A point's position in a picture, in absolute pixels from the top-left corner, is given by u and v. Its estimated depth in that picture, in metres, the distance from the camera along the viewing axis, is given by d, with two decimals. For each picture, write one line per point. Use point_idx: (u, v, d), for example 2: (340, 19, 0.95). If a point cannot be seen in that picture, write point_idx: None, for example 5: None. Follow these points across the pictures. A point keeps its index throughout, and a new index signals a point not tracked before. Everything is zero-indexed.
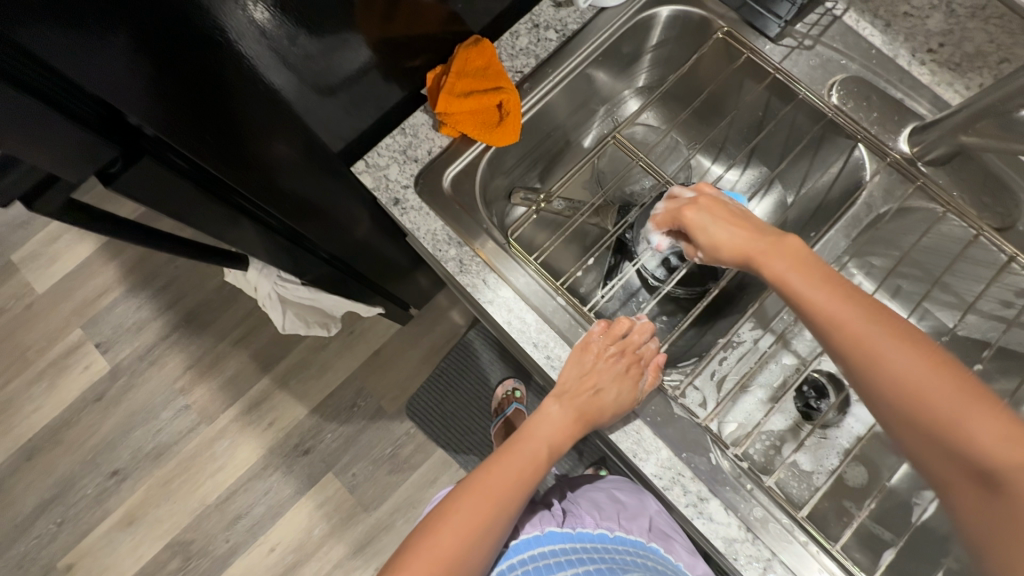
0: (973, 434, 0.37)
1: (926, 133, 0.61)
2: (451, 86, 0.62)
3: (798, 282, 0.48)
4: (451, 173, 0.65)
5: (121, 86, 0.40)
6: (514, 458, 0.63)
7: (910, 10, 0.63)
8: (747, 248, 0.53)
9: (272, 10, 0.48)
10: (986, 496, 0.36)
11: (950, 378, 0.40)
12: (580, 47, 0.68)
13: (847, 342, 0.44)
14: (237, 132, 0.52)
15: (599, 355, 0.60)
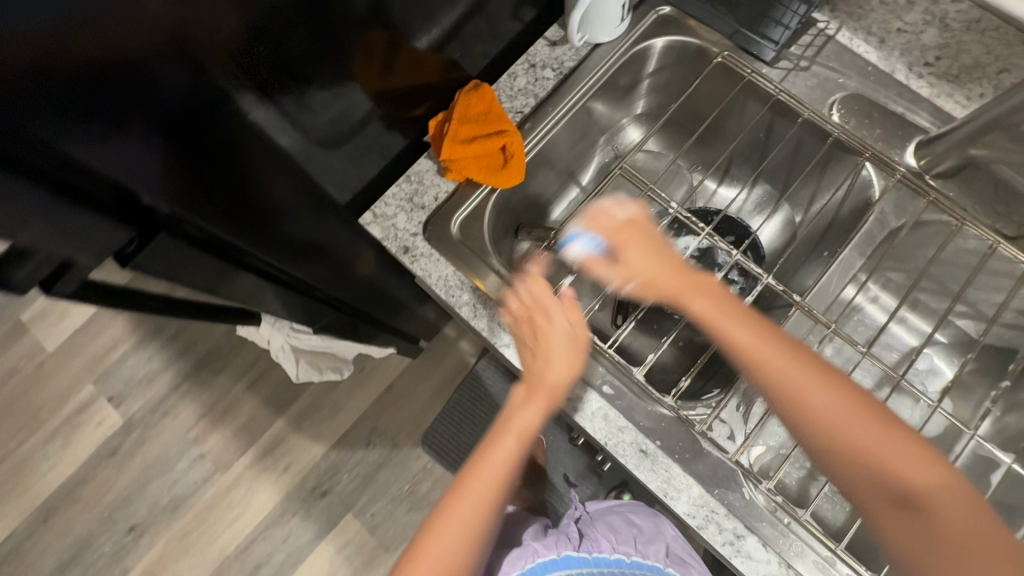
0: (900, 469, 0.40)
1: (933, 147, 0.60)
2: (454, 133, 0.62)
3: (716, 309, 0.47)
4: (459, 217, 0.65)
5: (132, 171, 0.41)
6: (480, 468, 0.50)
7: (903, 26, 0.63)
8: (665, 283, 0.51)
9: (277, 76, 0.49)
10: (909, 522, 0.40)
11: (859, 408, 0.42)
12: (578, 84, 0.69)
13: (762, 375, 0.44)
14: (243, 192, 0.54)
15: (562, 329, 0.53)
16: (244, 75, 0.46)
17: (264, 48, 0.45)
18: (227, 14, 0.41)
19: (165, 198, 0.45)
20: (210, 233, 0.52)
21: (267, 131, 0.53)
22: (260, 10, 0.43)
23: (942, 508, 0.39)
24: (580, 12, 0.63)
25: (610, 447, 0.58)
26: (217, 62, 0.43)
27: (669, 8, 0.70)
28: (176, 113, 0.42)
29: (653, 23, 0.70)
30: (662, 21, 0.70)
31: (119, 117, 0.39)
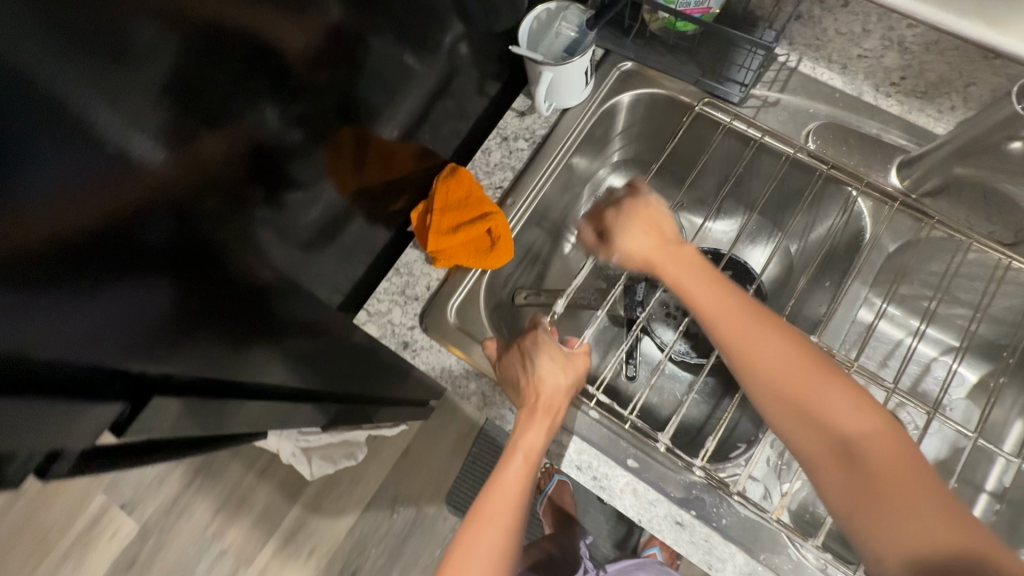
0: (830, 409, 0.44)
1: (915, 167, 0.61)
2: (437, 224, 0.62)
3: (684, 275, 0.55)
4: (454, 305, 0.64)
5: (123, 322, 0.38)
6: (501, 477, 0.56)
7: (862, 52, 0.63)
8: (649, 254, 0.58)
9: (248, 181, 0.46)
10: (841, 467, 0.43)
11: (804, 362, 0.46)
12: (553, 150, 0.69)
13: (718, 328, 0.50)
14: (239, 307, 0.51)
15: (547, 358, 0.56)
16: (230, 201, 0.45)
17: (245, 173, 0.45)
18: (215, 149, 0.41)
19: (158, 338, 0.42)
20: (205, 358, 0.49)
21: (256, 249, 0.51)
22: (240, 138, 0.43)
23: (873, 450, 0.42)
24: (544, 85, 0.63)
25: (644, 522, 0.57)
26: (210, 198, 0.42)
27: (631, 63, 0.70)
28: (173, 250, 0.40)
29: (616, 79, 0.71)
30: (625, 76, 0.71)
31: (113, 270, 0.36)
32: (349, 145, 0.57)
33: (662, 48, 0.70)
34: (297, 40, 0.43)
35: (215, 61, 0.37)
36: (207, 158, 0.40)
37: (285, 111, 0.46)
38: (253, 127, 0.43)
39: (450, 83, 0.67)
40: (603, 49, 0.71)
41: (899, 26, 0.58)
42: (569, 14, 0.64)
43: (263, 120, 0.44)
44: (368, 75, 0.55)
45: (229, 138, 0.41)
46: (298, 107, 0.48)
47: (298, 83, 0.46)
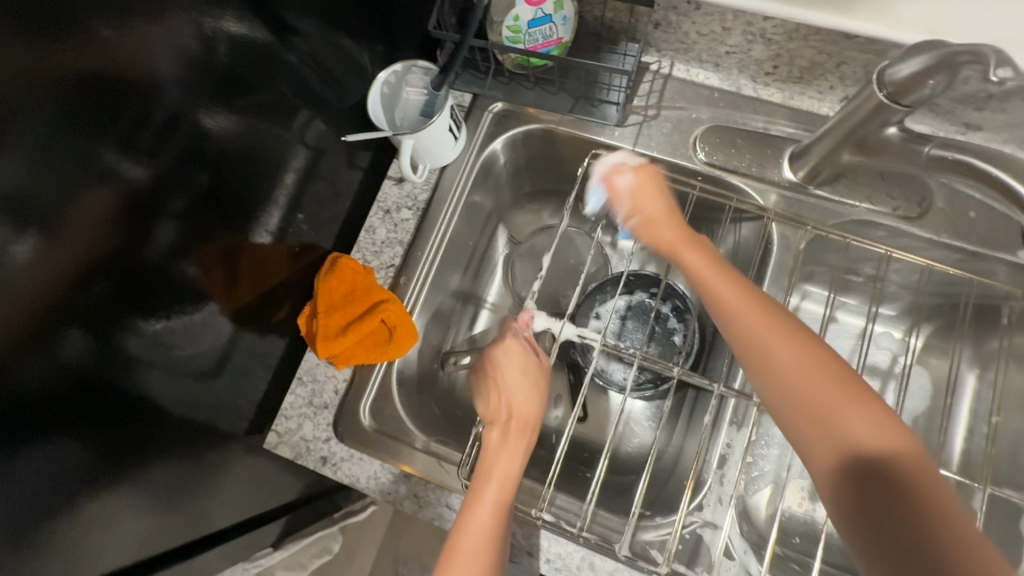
0: (835, 414, 0.38)
1: (804, 159, 0.58)
2: (325, 328, 0.57)
3: (704, 267, 0.49)
4: (366, 406, 0.60)
5: (35, 483, 0.39)
6: (473, 509, 0.49)
7: (729, 49, 0.60)
8: (666, 236, 0.54)
9: (131, 306, 0.44)
10: (871, 492, 0.36)
11: (822, 361, 0.40)
12: (439, 213, 0.65)
13: (738, 338, 0.44)
14: (153, 417, 0.49)
15: (519, 371, 0.59)
16: (101, 331, 0.42)
17: (115, 296, 0.42)
18: (80, 262, 0.39)
19: (50, 497, 0.41)
20: (101, 524, 0.46)
21: (142, 388, 0.47)
22: (110, 252, 0.41)
23: (913, 481, 0.35)
24: (407, 153, 0.59)
25: None
26: (77, 333, 0.40)
27: (501, 103, 0.66)
28: (84, 397, 0.42)
29: (491, 123, 0.67)
30: (499, 119, 0.67)
31: (28, 430, 0.38)
32: (215, 271, 0.52)
33: (529, 81, 0.66)
34: (136, 150, 0.42)
35: (42, 185, 0.36)
36: (49, 279, 0.37)
37: (147, 220, 0.44)
38: (112, 244, 0.41)
39: (314, 167, 0.62)
40: (470, 95, 0.67)
41: (757, 19, 0.55)
42: (414, 78, 0.60)
43: (123, 236, 0.42)
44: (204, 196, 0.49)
45: (94, 252, 0.40)
46: (160, 214, 0.45)
47: (156, 187, 0.44)
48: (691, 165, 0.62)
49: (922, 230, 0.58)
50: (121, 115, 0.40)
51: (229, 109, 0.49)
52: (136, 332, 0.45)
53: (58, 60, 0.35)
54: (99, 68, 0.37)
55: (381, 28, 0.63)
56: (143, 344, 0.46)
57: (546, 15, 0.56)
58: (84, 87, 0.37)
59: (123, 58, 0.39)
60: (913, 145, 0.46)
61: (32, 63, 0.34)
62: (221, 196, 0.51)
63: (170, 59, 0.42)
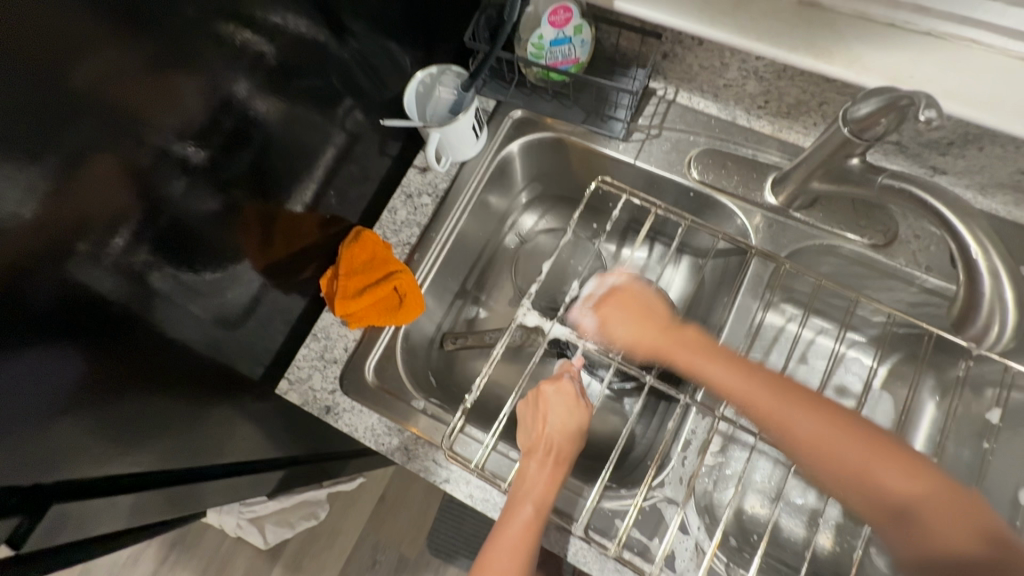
0: (875, 480, 0.43)
1: (784, 184, 0.65)
2: (343, 289, 0.64)
3: (700, 360, 0.53)
4: (371, 363, 0.66)
5: (82, 375, 0.46)
6: (519, 487, 0.55)
7: (727, 82, 0.68)
8: (649, 343, 0.58)
9: (175, 246, 0.51)
10: (905, 538, 0.41)
11: (833, 420, 0.46)
12: (455, 202, 0.72)
13: (752, 408, 0.49)
14: (179, 345, 0.56)
15: (563, 403, 0.60)
16: (125, 265, 0.47)
17: (164, 232, 0.49)
18: (143, 200, 0.46)
19: (50, 409, 0.44)
20: (100, 439, 0.51)
21: (175, 318, 0.54)
22: (165, 199, 0.48)
23: (926, 507, 0.41)
24: (433, 144, 0.67)
25: (571, 556, 0.57)
26: (132, 258, 0.47)
27: (521, 111, 0.74)
28: (127, 312, 0.48)
29: (510, 128, 0.75)
30: (518, 124, 0.75)
31: (87, 327, 0.45)
32: (253, 227, 0.60)
33: (547, 94, 0.74)
34: (202, 117, 0.49)
35: (115, 133, 0.42)
36: (121, 205, 0.45)
37: (184, 175, 0.49)
38: (170, 191, 0.49)
39: (350, 150, 0.70)
40: (494, 101, 0.75)
41: (750, 58, 0.62)
42: (447, 80, 0.68)
43: (160, 186, 0.47)
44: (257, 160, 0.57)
45: (153, 196, 0.47)
46: (198, 170, 0.51)
47: (198, 150, 0.50)
48: (684, 181, 0.70)
49: (887, 258, 0.64)
50: (190, 89, 0.47)
51: (286, 88, 0.57)
52: (177, 267, 0.52)
53: (150, 31, 0.42)
54: (191, 49, 0.46)
55: (422, 37, 0.71)
56: (183, 279, 0.53)
57: (567, 37, 0.62)
58: (176, 64, 0.45)
59: (200, 37, 0.46)
60: (870, 175, 0.53)
61: (132, 34, 0.41)
62: (269, 165, 0.59)
63: (242, 41, 0.50)
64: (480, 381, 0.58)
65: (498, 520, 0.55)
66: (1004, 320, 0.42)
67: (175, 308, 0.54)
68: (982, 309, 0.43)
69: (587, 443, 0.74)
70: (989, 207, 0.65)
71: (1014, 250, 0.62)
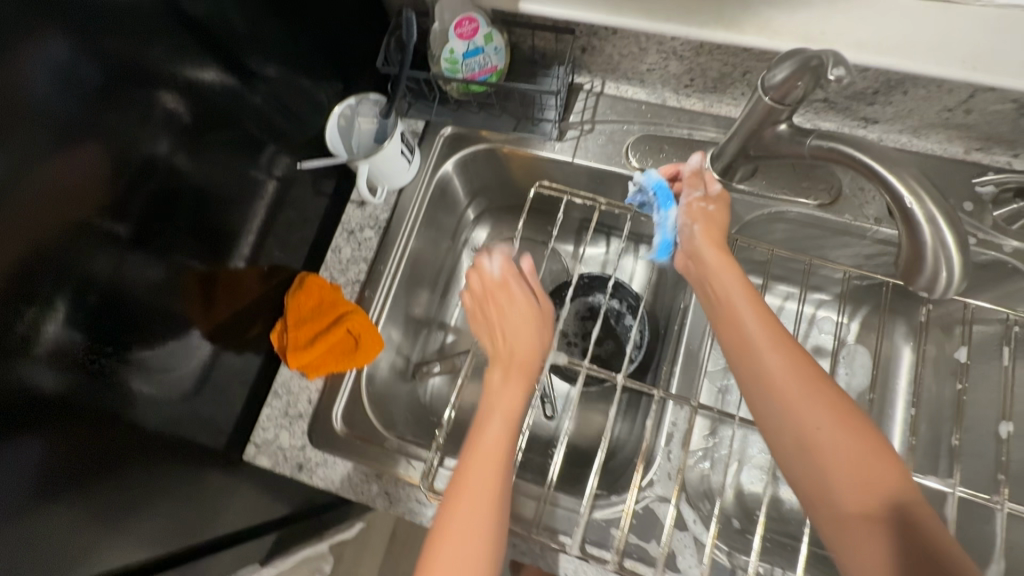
0: (818, 430, 0.44)
1: (721, 160, 0.64)
2: (295, 341, 0.62)
3: (739, 309, 0.51)
4: (338, 411, 0.64)
5: (44, 468, 0.42)
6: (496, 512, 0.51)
7: (649, 66, 0.67)
8: (710, 266, 0.55)
9: (118, 320, 0.48)
10: (861, 522, 0.41)
11: (841, 408, 0.45)
12: (399, 230, 0.70)
13: (769, 389, 0.47)
14: (141, 421, 0.52)
15: (518, 309, 0.58)
16: (60, 354, 0.42)
17: (106, 309, 0.46)
18: (79, 278, 0.43)
19: (12, 512, 0.39)
20: (79, 538, 0.46)
21: (133, 393, 0.51)
22: (104, 273, 0.45)
23: (890, 498, 0.41)
24: (364, 177, 0.65)
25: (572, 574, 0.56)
26: (78, 340, 0.44)
27: (451, 128, 0.72)
28: (81, 396, 0.45)
29: (443, 146, 0.73)
30: (451, 141, 0.73)
31: (44, 414, 0.41)
32: (194, 291, 0.57)
33: (474, 106, 0.72)
34: (130, 184, 0.47)
35: (36, 213, 0.39)
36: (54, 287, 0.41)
37: (106, 251, 0.45)
38: (105, 263, 0.45)
39: (281, 196, 0.67)
40: (423, 121, 0.73)
41: (666, 39, 0.62)
42: (364, 110, 0.66)
43: (82, 267, 0.43)
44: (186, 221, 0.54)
45: (90, 272, 0.44)
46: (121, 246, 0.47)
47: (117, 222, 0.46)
48: (625, 171, 0.69)
49: (836, 216, 0.64)
50: (108, 154, 0.44)
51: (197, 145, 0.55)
52: (126, 342, 0.49)
53: (49, 104, 0.39)
54: (99, 115, 0.43)
55: (335, 70, 0.69)
56: (132, 355, 0.50)
57: (478, 47, 0.61)
58: (88, 131, 0.42)
59: (99, 106, 0.43)
60: (800, 138, 0.52)
61: (28, 107, 0.38)
62: (203, 223, 0.56)
63: (141, 102, 0.46)
64: (450, 411, 0.56)
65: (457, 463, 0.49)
66: (950, 264, 0.42)
67: (129, 384, 0.50)
68: (927, 260, 0.42)
69: (576, 451, 0.72)
70: (925, 147, 0.65)
71: (957, 187, 0.62)
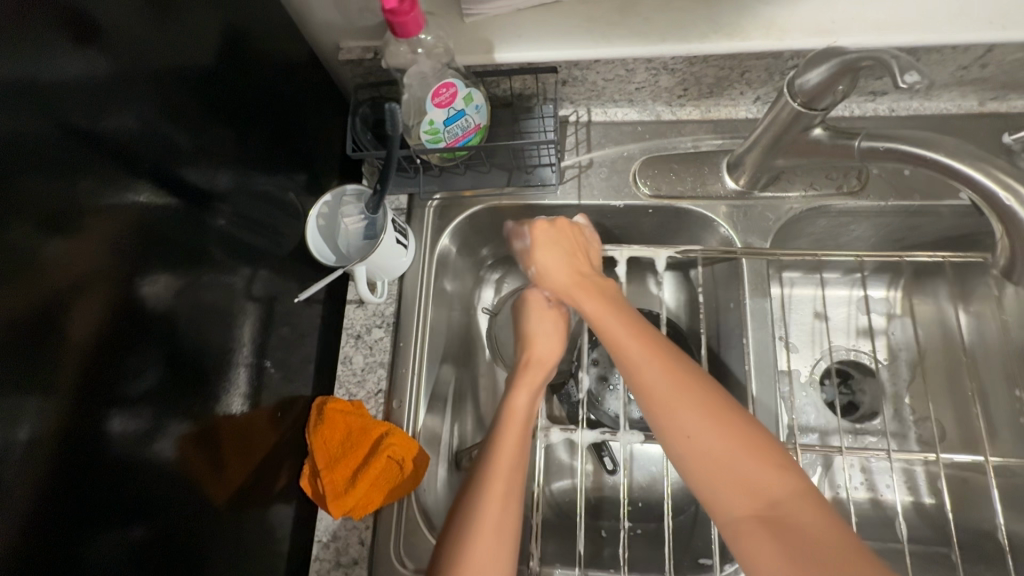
0: (696, 440, 0.44)
1: (741, 169, 0.59)
2: (332, 484, 0.55)
3: (609, 318, 0.53)
4: (398, 547, 0.56)
5: None
6: None
7: (638, 86, 0.62)
8: (569, 291, 0.57)
9: (144, 499, 0.40)
10: (761, 533, 0.39)
11: (710, 400, 0.45)
12: (410, 323, 0.64)
13: (648, 397, 0.47)
14: None
15: (523, 388, 0.57)
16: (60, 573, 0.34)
17: (123, 495, 0.38)
18: (81, 472, 0.35)
19: None
20: None
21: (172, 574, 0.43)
22: (111, 455, 0.37)
23: (793, 506, 0.40)
24: (363, 278, 0.58)
25: None
26: (94, 542, 0.36)
27: (439, 195, 0.66)
28: None
29: (434, 217, 0.66)
30: (441, 210, 0.66)
31: None
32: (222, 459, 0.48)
33: (458, 167, 0.65)
34: (127, 335, 0.39)
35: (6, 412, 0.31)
36: (49, 493, 0.33)
37: (114, 430, 0.37)
38: (111, 444, 0.37)
39: None
40: (406, 195, 0.66)
41: (656, 56, 0.56)
42: (348, 207, 0.60)
43: (21, 481, 0.32)
44: (196, 373, 0.45)
45: (95, 459, 0.36)
46: (78, 436, 0.35)
47: (76, 405, 0.35)
48: (638, 201, 0.63)
49: (870, 200, 0.60)
50: (92, 314, 0.36)
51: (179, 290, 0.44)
52: (157, 520, 0.41)
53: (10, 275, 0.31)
54: (72, 271, 0.35)
55: (298, 165, 0.61)
56: (165, 535, 0.42)
57: (460, 110, 0.54)
58: (60, 295, 0.34)
59: (26, 268, 0.32)
60: (841, 141, 0.47)
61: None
62: (213, 365, 0.48)
63: (88, 250, 0.36)
64: None
65: (463, 539, 0.46)
66: None
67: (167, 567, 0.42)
68: None
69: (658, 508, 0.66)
70: (940, 108, 0.61)
71: (984, 144, 0.59)
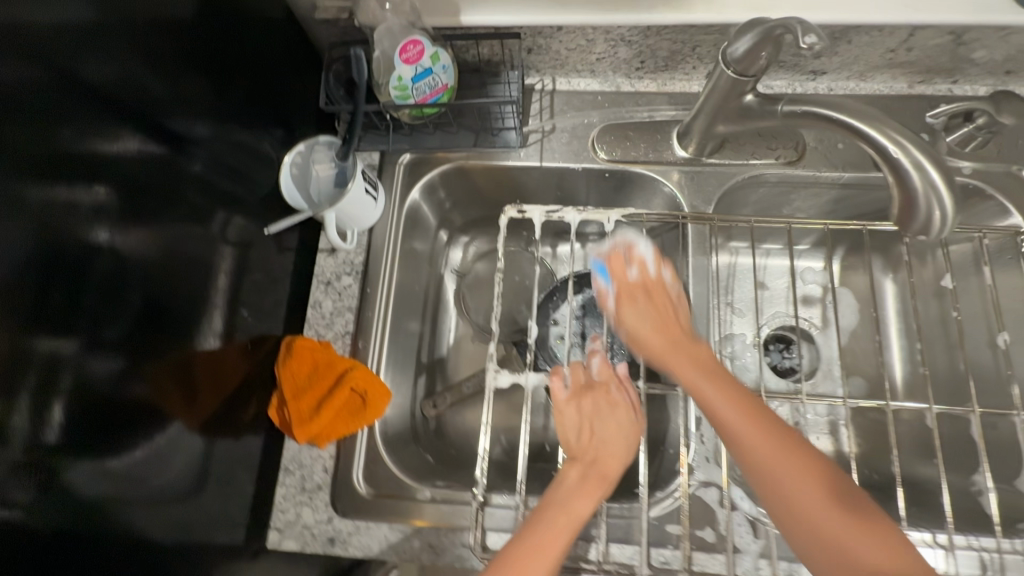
0: (791, 488, 0.43)
1: (689, 137, 0.64)
2: (299, 413, 0.60)
3: (697, 391, 0.50)
4: (359, 474, 0.61)
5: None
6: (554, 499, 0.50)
7: (598, 56, 0.66)
8: (653, 335, 0.56)
9: (123, 414, 0.43)
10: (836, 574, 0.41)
11: (824, 478, 0.44)
12: (376, 272, 0.68)
13: (743, 447, 0.46)
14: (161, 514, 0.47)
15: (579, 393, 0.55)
16: (40, 472, 0.36)
17: (105, 409, 0.41)
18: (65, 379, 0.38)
19: None
20: None
21: (146, 487, 0.46)
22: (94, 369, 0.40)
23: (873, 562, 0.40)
24: (332, 225, 0.62)
25: None
26: (72, 451, 0.38)
27: (409, 153, 0.69)
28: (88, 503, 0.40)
29: (404, 174, 0.70)
30: (411, 168, 0.70)
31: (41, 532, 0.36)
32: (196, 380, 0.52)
33: (428, 127, 0.69)
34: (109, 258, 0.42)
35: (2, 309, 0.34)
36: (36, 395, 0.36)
37: (94, 348, 0.40)
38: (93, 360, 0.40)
39: None
40: (378, 152, 0.70)
41: (613, 28, 0.61)
42: (319, 156, 0.65)
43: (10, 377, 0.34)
44: (173, 298, 0.49)
45: (78, 370, 0.39)
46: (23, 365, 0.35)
47: (58, 318, 0.37)
48: (595, 165, 0.67)
49: (805, 170, 0.65)
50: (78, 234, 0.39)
51: (158, 217, 0.47)
52: (136, 436, 0.44)
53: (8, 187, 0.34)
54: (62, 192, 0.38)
55: (274, 118, 0.65)
56: (142, 448, 0.45)
57: (427, 68, 0.58)
58: (51, 212, 0.37)
59: (23, 183, 0.35)
60: (769, 107, 0.52)
61: None
62: (190, 296, 0.51)
63: (70, 179, 0.38)
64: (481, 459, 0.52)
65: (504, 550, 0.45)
66: (942, 203, 0.43)
67: (143, 478, 0.45)
68: (920, 201, 0.44)
69: None
70: (873, 89, 0.66)
71: (907, 122, 0.65)
